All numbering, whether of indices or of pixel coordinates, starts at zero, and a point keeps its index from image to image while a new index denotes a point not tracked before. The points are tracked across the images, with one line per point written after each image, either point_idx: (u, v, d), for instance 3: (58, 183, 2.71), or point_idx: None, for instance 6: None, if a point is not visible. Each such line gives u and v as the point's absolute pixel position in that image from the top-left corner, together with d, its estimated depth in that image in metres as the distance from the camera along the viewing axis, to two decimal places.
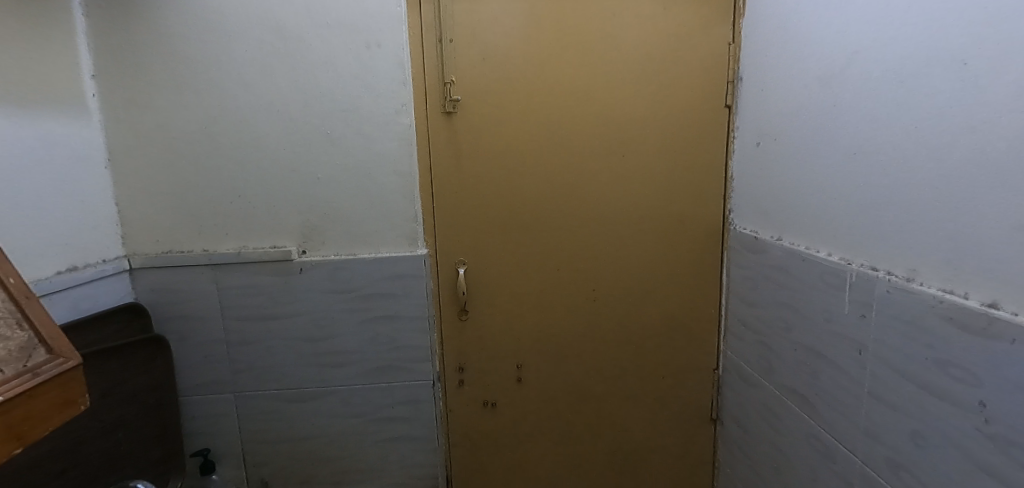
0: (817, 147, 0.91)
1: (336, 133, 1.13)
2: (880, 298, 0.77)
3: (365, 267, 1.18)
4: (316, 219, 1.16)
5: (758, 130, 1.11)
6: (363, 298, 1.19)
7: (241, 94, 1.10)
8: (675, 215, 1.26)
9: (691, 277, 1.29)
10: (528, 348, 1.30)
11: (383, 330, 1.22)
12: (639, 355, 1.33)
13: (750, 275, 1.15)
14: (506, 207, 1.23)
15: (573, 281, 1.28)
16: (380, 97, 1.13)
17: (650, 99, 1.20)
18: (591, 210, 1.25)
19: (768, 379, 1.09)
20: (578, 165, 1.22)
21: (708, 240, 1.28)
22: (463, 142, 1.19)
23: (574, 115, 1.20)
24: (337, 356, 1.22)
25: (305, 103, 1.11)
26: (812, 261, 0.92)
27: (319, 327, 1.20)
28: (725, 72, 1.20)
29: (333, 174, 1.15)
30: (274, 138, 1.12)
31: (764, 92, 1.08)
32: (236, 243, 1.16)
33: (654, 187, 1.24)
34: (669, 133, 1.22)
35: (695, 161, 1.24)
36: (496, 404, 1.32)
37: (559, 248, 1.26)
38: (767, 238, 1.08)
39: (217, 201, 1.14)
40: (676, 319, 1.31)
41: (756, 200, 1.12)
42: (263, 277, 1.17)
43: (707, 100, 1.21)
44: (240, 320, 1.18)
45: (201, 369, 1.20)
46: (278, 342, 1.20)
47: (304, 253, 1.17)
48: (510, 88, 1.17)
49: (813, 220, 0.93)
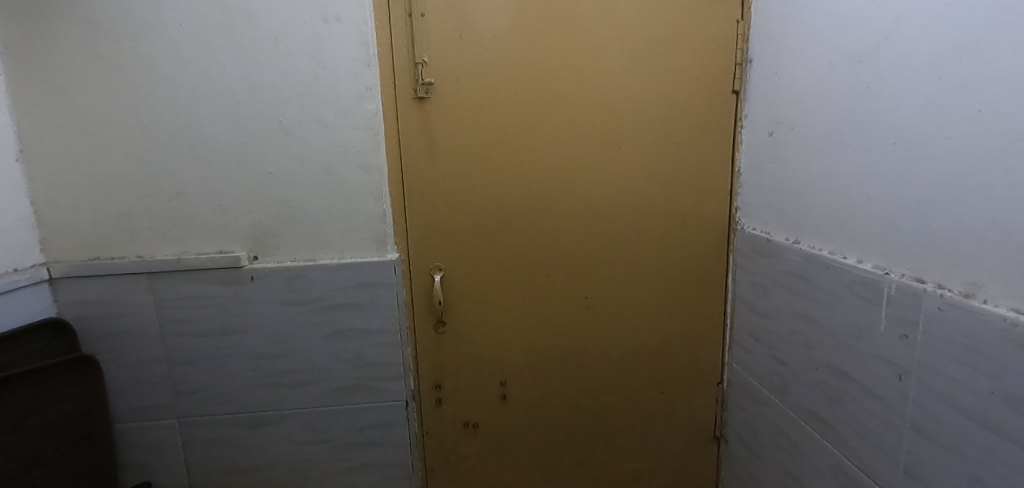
0: (846, 136, 0.79)
1: (290, 122, 0.98)
2: (929, 316, 0.65)
3: (326, 275, 1.04)
4: (270, 220, 1.01)
5: (772, 117, 0.98)
6: (325, 310, 1.05)
7: (178, 75, 0.95)
8: (676, 214, 1.13)
9: (693, 281, 1.17)
10: (514, 362, 1.17)
11: (349, 346, 1.07)
12: (636, 369, 1.20)
13: (761, 281, 1.02)
14: (486, 206, 1.09)
15: (564, 287, 1.15)
16: (340, 79, 0.98)
17: (649, 86, 1.07)
18: (583, 209, 1.12)
19: (783, 398, 0.97)
20: (568, 159, 1.09)
21: (712, 242, 1.15)
22: (438, 133, 1.04)
23: (564, 103, 1.06)
24: (297, 376, 1.07)
25: (253, 85, 0.96)
26: (840, 269, 0.80)
27: (275, 344, 1.05)
28: (733, 53, 1.06)
29: (289, 170, 1.00)
30: (219, 127, 0.97)
31: (779, 75, 0.96)
32: (176, 247, 1.00)
33: (652, 184, 1.11)
34: (669, 123, 1.09)
35: (697, 154, 1.10)
36: (477, 425, 1.19)
37: (548, 252, 1.13)
38: (781, 241, 0.95)
39: (152, 199, 0.98)
40: (676, 328, 1.19)
41: (769, 197, 1.00)
42: (207, 287, 1.01)
43: (712, 85, 1.08)
44: (183, 336, 1.03)
45: (138, 392, 1.05)
46: (228, 360, 1.05)
47: (256, 259, 1.02)
48: (491, 72, 1.03)
49: (840, 220, 0.81)
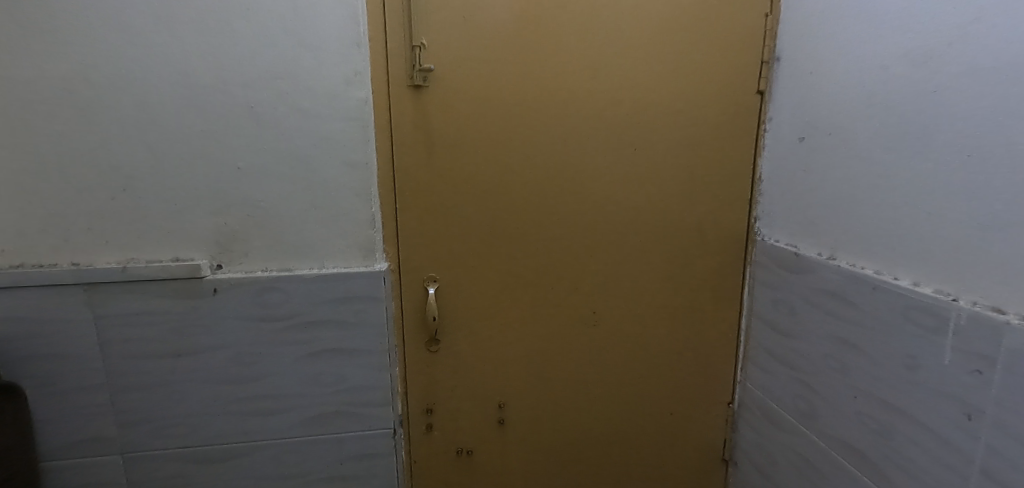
0: (904, 145, 0.71)
1: (264, 109, 0.84)
2: (1010, 351, 0.58)
3: (304, 288, 0.90)
4: (237, 223, 0.87)
5: (805, 120, 0.90)
6: (302, 328, 0.91)
7: (124, 49, 0.78)
8: (692, 223, 1.04)
9: (707, 295, 1.08)
10: (513, 384, 1.06)
11: (329, 368, 0.94)
12: (644, 389, 1.11)
13: (786, 298, 0.95)
14: (488, 211, 0.97)
15: (570, 301, 1.05)
16: (325, 60, 0.84)
17: (670, 83, 0.97)
18: (595, 216, 1.01)
19: (811, 426, 0.90)
20: (579, 160, 0.98)
21: (728, 254, 1.06)
22: (436, 127, 0.92)
23: (578, 98, 0.96)
24: (267, 403, 0.93)
25: (219, 64, 0.81)
26: (892, 292, 0.73)
27: (242, 366, 0.91)
28: (760, 50, 0.98)
29: (261, 165, 0.85)
30: (177, 113, 0.82)
31: (815, 75, 0.87)
32: (122, 254, 0.84)
33: (669, 189, 1.02)
34: (689, 125, 0.99)
35: (718, 158, 1.02)
36: (471, 452, 1.08)
37: (553, 262, 1.02)
38: (813, 256, 0.88)
39: (90, 196, 0.82)
40: (687, 346, 1.10)
41: (798, 207, 0.92)
42: (160, 301, 0.86)
43: (735, 84, 0.99)
44: (130, 358, 0.87)
45: (74, 425, 0.88)
46: (185, 385, 0.90)
47: (220, 268, 0.88)
48: (498, 60, 0.91)
49: (893, 238, 0.73)
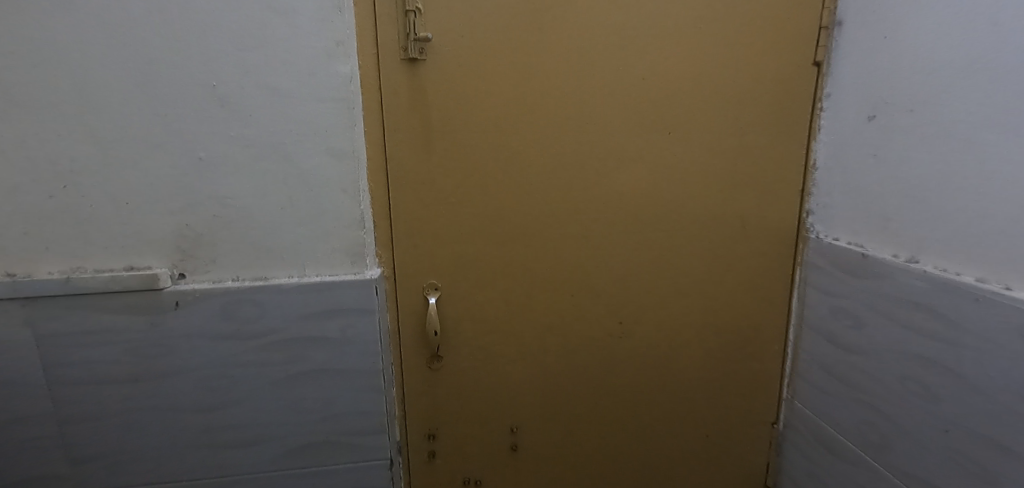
0: (1016, 122, 0.57)
1: (229, 88, 0.70)
2: None
3: (282, 300, 0.76)
4: (201, 225, 0.73)
5: (876, 94, 0.76)
6: (281, 346, 0.78)
7: (57, 14, 0.64)
8: (735, 218, 0.89)
9: (749, 302, 0.94)
10: (527, 405, 0.93)
11: (314, 392, 0.81)
12: (676, 409, 0.98)
13: (848, 306, 0.81)
14: (497, 208, 0.83)
15: (592, 310, 0.91)
16: (299, 27, 0.69)
17: (711, 52, 0.82)
18: (620, 212, 0.87)
19: (885, 460, 0.76)
20: (602, 146, 0.84)
21: (775, 254, 0.92)
22: (435, 109, 0.78)
23: (603, 73, 0.81)
24: (243, 433, 0.80)
25: (174, 34, 0.67)
26: (1002, 305, 0.59)
27: (213, 391, 0.78)
28: (819, 13, 0.82)
29: (226, 155, 0.71)
30: (124, 94, 0.68)
31: (894, 41, 0.72)
32: (65, 262, 0.71)
33: (708, 179, 0.87)
34: (734, 104, 0.84)
35: (766, 142, 0.87)
36: (480, 482, 0.95)
37: (571, 265, 0.88)
38: (887, 258, 0.74)
39: (22, 195, 0.68)
40: (725, 359, 0.96)
41: (866, 201, 0.78)
42: (112, 318, 0.73)
43: (788, 54, 0.83)
44: (80, 385, 0.75)
45: (19, 461, 0.76)
46: (147, 414, 0.77)
47: (182, 278, 0.74)
48: (507, 28, 0.77)
49: (1005, 239, 0.59)
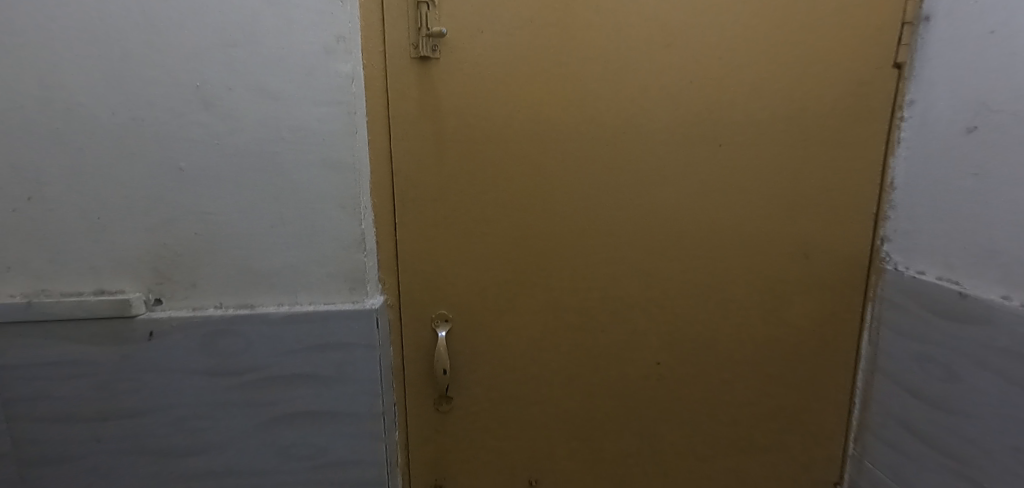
0: None
1: (213, 89, 0.61)
2: None
3: (269, 332, 0.66)
4: (181, 245, 0.64)
5: (977, 100, 0.63)
6: (268, 384, 0.68)
7: (25, 6, 0.57)
8: (795, 245, 0.77)
9: (810, 342, 0.80)
10: (547, 455, 0.81)
11: (304, 437, 0.71)
12: (720, 463, 0.84)
13: (939, 355, 0.67)
14: (516, 229, 0.72)
15: (624, 348, 0.79)
16: (293, 19, 0.60)
17: (771, 52, 0.70)
18: (659, 236, 0.75)
19: None
20: (640, 159, 0.72)
21: (843, 287, 0.78)
22: (448, 116, 0.68)
23: (643, 76, 0.70)
24: (223, 481, 0.71)
25: (153, 27, 0.59)
26: None
27: (190, 433, 0.68)
28: (901, 8, 0.70)
29: (210, 165, 0.63)
30: (98, 96, 0.59)
31: (1003, 36, 0.60)
32: (28, 284, 0.63)
33: (763, 199, 0.75)
34: (797, 112, 0.72)
35: (834, 156, 0.74)
36: None
37: (601, 296, 0.76)
38: (994, 300, 0.60)
39: None
40: (780, 407, 0.83)
41: (965, 229, 0.65)
42: (79, 348, 0.64)
43: (864, 55, 0.71)
44: (43, 423, 0.66)
45: None
46: (117, 457, 0.68)
47: (158, 304, 0.65)
48: (533, 24, 0.67)
49: None
